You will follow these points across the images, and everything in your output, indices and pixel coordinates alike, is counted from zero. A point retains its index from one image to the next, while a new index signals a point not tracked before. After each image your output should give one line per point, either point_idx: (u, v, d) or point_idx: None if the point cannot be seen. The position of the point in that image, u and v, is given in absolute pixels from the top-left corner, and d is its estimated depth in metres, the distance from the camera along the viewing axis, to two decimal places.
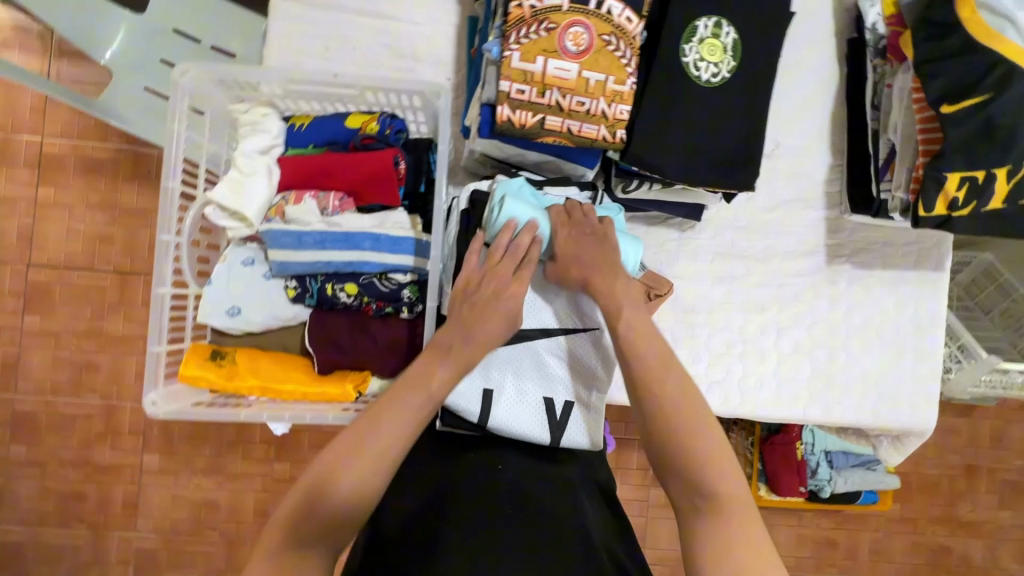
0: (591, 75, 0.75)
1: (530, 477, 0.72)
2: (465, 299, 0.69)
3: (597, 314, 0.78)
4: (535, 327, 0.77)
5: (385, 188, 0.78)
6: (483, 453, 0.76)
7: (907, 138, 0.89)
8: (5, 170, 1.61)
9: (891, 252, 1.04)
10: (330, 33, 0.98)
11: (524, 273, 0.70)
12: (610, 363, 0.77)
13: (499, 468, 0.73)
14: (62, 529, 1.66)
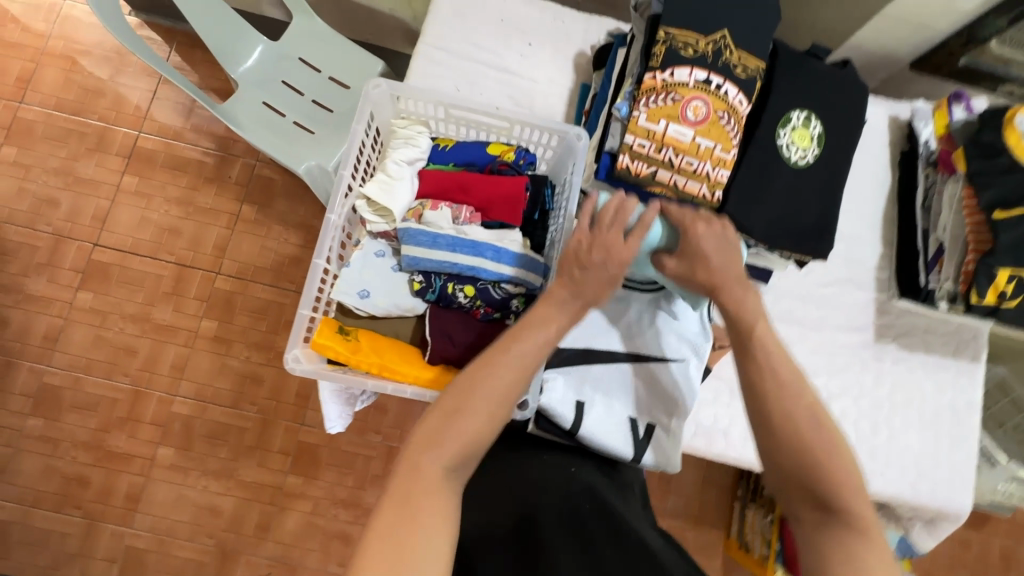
0: (703, 140, 0.89)
1: (603, 483, 0.74)
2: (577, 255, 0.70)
3: (682, 347, 0.87)
4: (626, 351, 0.87)
5: (510, 208, 0.88)
6: (557, 456, 0.79)
7: (956, 237, 1.02)
8: (99, 156, 1.73)
9: (932, 339, 1.14)
10: (463, 77, 1.13)
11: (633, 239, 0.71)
12: (691, 393, 0.85)
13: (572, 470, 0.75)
14: (53, 515, 1.58)
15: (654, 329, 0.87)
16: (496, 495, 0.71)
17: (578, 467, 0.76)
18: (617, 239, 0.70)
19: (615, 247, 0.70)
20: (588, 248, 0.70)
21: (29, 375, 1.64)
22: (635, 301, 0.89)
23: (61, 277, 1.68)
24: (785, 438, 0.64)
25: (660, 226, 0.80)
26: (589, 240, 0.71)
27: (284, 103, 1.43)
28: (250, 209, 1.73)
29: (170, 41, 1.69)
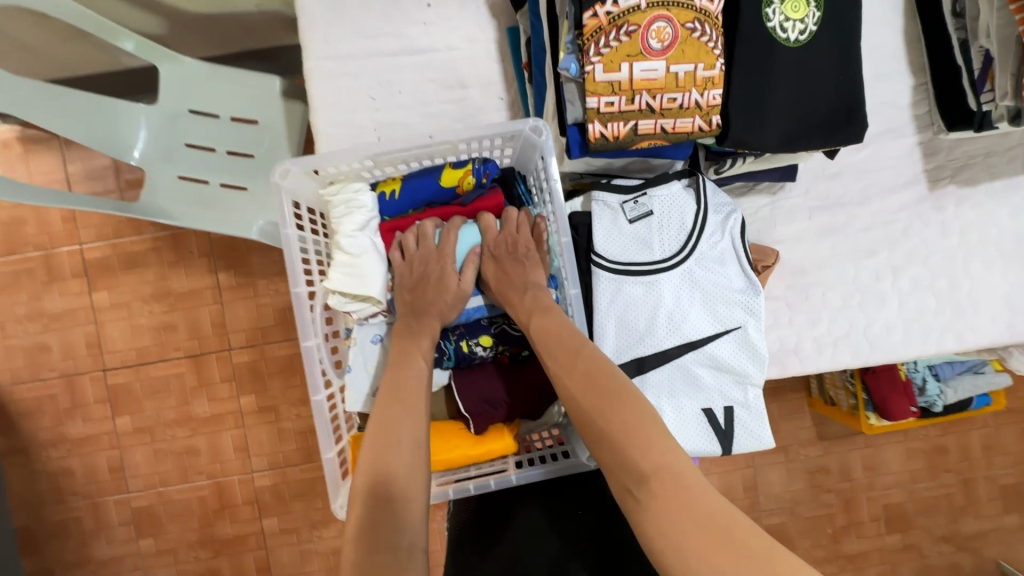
0: (678, 68, 0.71)
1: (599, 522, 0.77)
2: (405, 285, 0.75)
3: (734, 313, 0.78)
4: (679, 343, 0.77)
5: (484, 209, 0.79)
6: (569, 493, 0.82)
7: (1006, 43, 0.82)
8: (57, 285, 1.62)
9: (996, 162, 0.98)
10: (375, 82, 0.95)
11: (444, 247, 0.75)
12: (761, 359, 0.77)
13: (581, 515, 0.78)
14: None
15: (698, 305, 0.78)
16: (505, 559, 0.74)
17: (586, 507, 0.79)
18: (433, 254, 0.75)
19: (433, 262, 0.75)
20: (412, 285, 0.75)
21: (117, 506, 1.68)
22: (668, 283, 0.78)
23: (92, 413, 1.65)
24: (590, 436, 0.62)
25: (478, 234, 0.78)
26: (408, 266, 0.76)
27: (202, 169, 1.22)
28: (226, 276, 1.62)
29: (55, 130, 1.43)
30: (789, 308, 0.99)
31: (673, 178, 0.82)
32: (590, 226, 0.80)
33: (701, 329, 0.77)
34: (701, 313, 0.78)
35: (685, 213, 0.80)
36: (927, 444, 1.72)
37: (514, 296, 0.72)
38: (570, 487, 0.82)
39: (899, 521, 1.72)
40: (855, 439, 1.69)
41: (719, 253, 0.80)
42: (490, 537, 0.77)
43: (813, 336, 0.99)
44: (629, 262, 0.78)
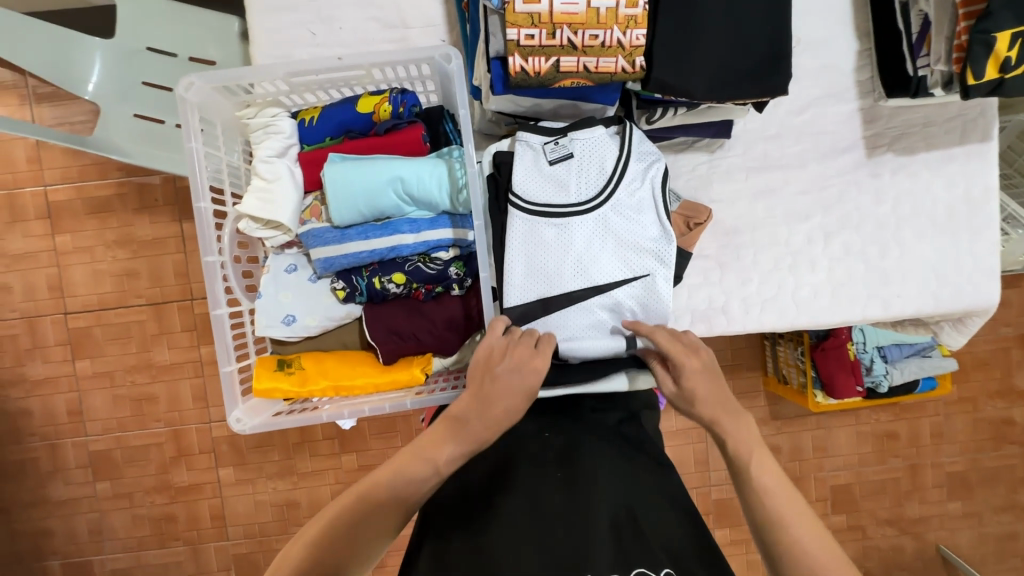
0: (600, 3, 0.71)
1: (576, 439, 0.75)
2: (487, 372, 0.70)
3: (645, 261, 0.81)
4: (587, 286, 0.80)
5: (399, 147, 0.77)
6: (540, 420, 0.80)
7: (941, 5, 0.81)
8: (21, 226, 1.61)
9: (934, 132, 0.99)
10: (314, 14, 0.93)
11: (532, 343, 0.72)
12: (663, 305, 0.82)
13: (546, 436, 0.76)
14: (160, 551, 1.73)
15: (610, 250, 0.80)
16: (487, 481, 0.71)
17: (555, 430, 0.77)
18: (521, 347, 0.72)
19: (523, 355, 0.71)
20: (496, 355, 0.71)
21: (74, 449, 1.68)
22: (581, 225, 0.79)
23: (52, 355, 1.65)
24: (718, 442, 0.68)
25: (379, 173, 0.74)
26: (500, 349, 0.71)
27: (158, 107, 1.19)
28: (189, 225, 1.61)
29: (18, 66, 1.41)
30: (720, 268, 1.00)
31: (598, 124, 0.83)
32: (511, 165, 0.81)
33: (609, 274, 0.80)
34: (609, 260, 0.80)
35: (606, 158, 0.81)
36: (875, 429, 1.66)
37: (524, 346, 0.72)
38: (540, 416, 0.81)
39: (845, 502, 1.67)
40: (806, 419, 1.63)
41: (636, 199, 0.81)
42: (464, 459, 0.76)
43: (742, 297, 1.00)
44: (543, 204, 0.79)
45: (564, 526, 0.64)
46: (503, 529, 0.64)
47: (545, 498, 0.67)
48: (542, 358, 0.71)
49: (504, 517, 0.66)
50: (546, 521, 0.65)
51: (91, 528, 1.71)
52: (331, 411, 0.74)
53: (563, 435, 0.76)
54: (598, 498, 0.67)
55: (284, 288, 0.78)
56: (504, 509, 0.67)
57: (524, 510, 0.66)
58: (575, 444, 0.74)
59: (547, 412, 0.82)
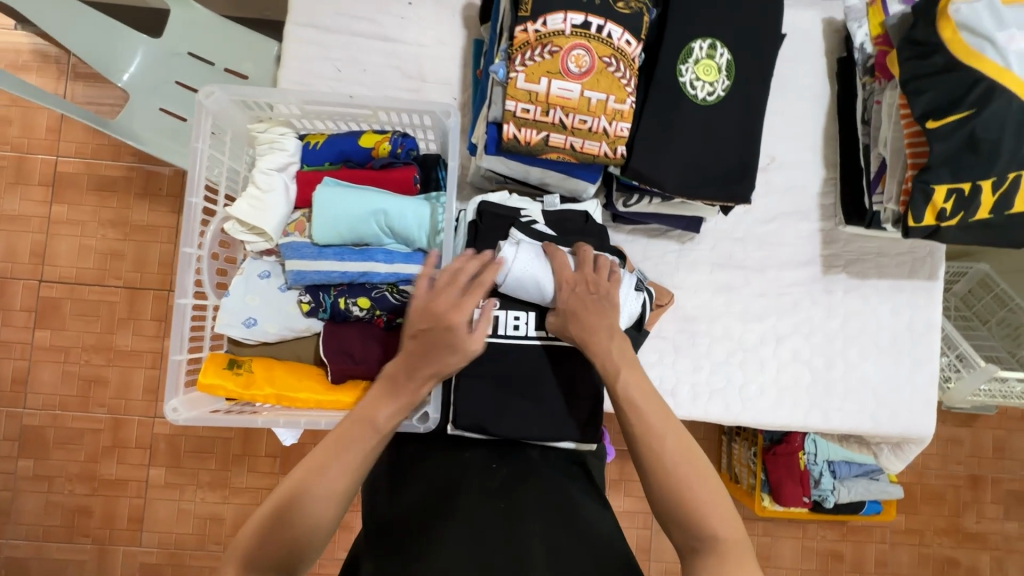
0: (593, 94, 0.79)
1: (520, 474, 0.78)
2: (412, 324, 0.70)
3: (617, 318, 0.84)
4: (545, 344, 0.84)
5: (386, 183, 0.83)
6: (488, 451, 0.83)
7: (896, 151, 0.92)
8: (21, 188, 1.64)
9: (884, 261, 1.07)
10: (344, 56, 1.03)
11: (466, 300, 0.70)
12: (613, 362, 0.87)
13: (493, 467, 0.79)
14: (66, 544, 1.63)
15: None
16: (431, 500, 0.73)
17: (502, 462, 0.80)
18: (451, 299, 0.70)
19: (448, 307, 0.70)
20: (421, 312, 0.70)
21: (8, 419, 1.63)
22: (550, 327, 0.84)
23: (15, 320, 1.63)
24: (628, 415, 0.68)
25: (355, 198, 0.79)
26: (429, 298, 0.71)
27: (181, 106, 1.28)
28: None
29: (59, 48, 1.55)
30: (674, 352, 1.04)
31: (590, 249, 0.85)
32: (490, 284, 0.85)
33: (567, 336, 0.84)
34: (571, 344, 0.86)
35: None
36: (820, 546, 1.62)
37: (446, 299, 0.70)
38: (490, 445, 0.84)
39: None
40: (753, 523, 1.60)
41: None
42: (408, 478, 0.79)
43: (691, 384, 1.04)
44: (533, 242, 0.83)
45: (495, 550, 0.65)
46: (437, 543, 0.66)
47: (479, 522, 0.69)
48: (464, 314, 0.69)
49: (438, 540, 0.66)
50: (477, 546, 0.65)
51: (1, 507, 1.62)
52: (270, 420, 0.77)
53: (509, 467, 0.79)
54: (531, 523, 0.69)
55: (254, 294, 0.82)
56: (440, 534, 0.67)
57: (456, 529, 0.67)
58: (516, 480, 0.76)
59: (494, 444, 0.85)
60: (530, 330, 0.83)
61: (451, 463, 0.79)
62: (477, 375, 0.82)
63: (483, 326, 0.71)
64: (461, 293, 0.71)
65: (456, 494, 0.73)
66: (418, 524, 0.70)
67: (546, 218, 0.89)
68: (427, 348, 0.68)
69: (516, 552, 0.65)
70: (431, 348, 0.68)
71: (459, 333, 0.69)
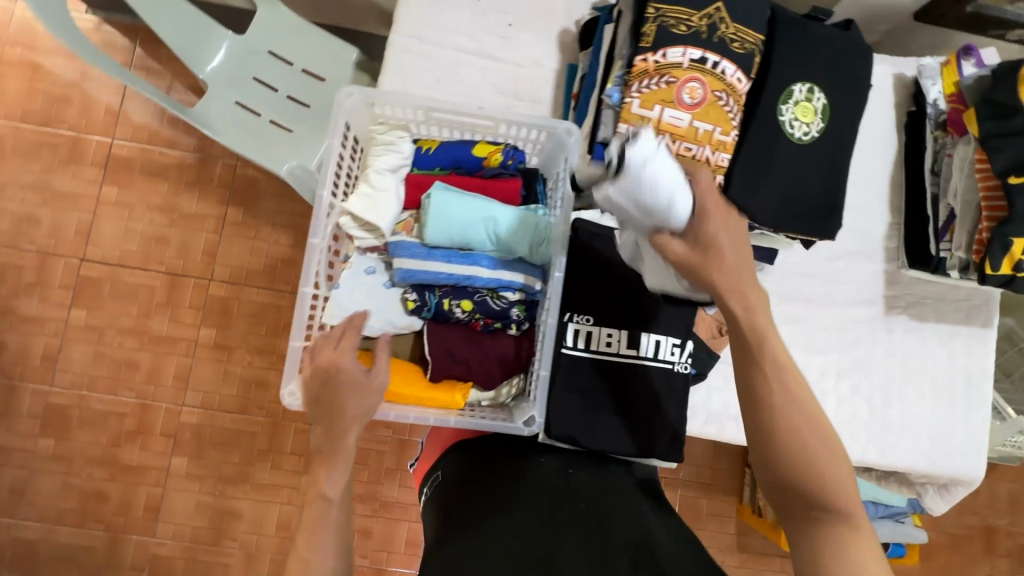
0: (701, 125, 0.84)
1: (595, 481, 0.78)
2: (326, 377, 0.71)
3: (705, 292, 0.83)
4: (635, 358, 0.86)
5: (496, 192, 0.86)
6: (563, 459, 0.83)
7: (966, 203, 0.98)
8: (73, 167, 1.64)
9: (943, 306, 1.11)
10: (443, 69, 1.07)
11: (343, 343, 0.74)
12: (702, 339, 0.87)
13: (569, 472, 0.80)
14: (78, 530, 1.58)
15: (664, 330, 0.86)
16: (508, 491, 0.74)
17: (578, 469, 0.81)
18: (327, 350, 0.73)
19: (326, 356, 0.72)
20: (327, 362, 0.72)
21: (33, 396, 1.60)
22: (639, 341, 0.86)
23: (52, 296, 1.61)
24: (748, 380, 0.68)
25: (468, 205, 0.82)
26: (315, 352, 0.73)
27: (257, 102, 1.35)
28: (235, 211, 1.64)
29: (130, 37, 1.60)
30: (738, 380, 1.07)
31: None
32: (586, 297, 0.87)
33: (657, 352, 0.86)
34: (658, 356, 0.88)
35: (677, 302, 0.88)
36: None
37: (326, 351, 0.74)
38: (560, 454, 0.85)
39: None
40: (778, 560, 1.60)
41: (690, 351, 0.88)
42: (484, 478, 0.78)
43: None
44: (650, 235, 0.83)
45: (573, 537, 0.66)
46: (515, 524, 0.67)
47: (556, 511, 0.70)
48: (344, 356, 0.73)
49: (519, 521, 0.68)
50: (555, 532, 0.66)
51: (15, 486, 1.58)
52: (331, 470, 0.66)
53: (586, 474, 0.80)
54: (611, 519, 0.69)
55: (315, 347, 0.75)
56: (518, 517, 0.69)
57: (537, 515, 0.69)
58: (595, 490, 0.76)
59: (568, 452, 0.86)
60: (622, 347, 0.86)
61: (528, 464, 0.81)
62: (566, 388, 0.85)
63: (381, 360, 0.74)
64: (330, 344, 0.74)
65: (531, 488, 0.75)
66: (499, 506, 0.71)
67: None
68: (350, 392, 0.71)
69: (604, 551, 0.63)
70: (352, 391, 0.71)
71: (356, 369, 0.72)
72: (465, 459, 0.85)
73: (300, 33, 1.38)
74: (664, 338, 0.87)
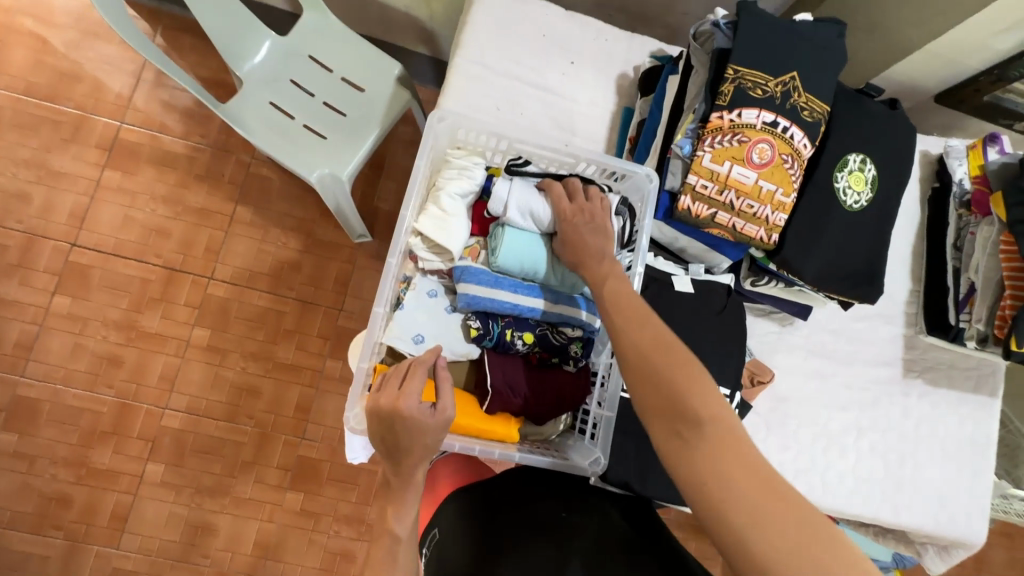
0: (765, 183, 0.87)
1: (594, 526, 0.74)
2: (391, 423, 0.67)
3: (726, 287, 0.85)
4: None
5: None
6: (561, 498, 0.80)
7: (987, 278, 1.03)
8: (76, 147, 1.54)
9: (955, 374, 1.17)
10: (505, 97, 1.08)
11: (409, 384, 0.69)
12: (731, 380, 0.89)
13: (566, 516, 0.75)
14: (30, 537, 1.42)
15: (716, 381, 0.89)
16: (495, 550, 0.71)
17: (573, 511, 0.76)
18: (392, 391, 0.68)
19: (390, 399, 0.67)
20: (390, 406, 0.67)
21: None
22: None
23: (34, 280, 1.48)
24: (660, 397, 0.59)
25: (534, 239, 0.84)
26: (379, 395, 0.68)
27: (295, 106, 1.32)
28: (246, 210, 1.58)
29: (156, 23, 1.56)
30: (765, 430, 1.09)
31: (731, 320, 0.92)
32: None
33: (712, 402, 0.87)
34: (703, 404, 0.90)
35: (732, 351, 0.90)
36: None
37: (389, 390, 0.69)
38: (558, 497, 0.80)
39: None
40: None
41: (737, 402, 0.89)
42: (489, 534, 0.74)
43: (778, 462, 1.08)
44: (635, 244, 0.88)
45: None
46: None
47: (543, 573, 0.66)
48: (409, 395, 0.67)
49: None
50: None
51: None
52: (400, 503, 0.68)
53: (582, 517, 0.75)
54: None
55: (381, 381, 0.71)
56: None
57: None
58: (592, 540, 0.71)
59: (567, 489, 0.82)
60: None
61: (522, 509, 0.77)
62: (621, 429, 0.87)
63: (447, 395, 0.70)
64: (395, 383, 0.70)
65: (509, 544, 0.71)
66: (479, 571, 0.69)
67: (693, 283, 0.94)
68: (415, 431, 0.67)
69: None
70: (418, 431, 0.67)
71: (425, 411, 0.67)
72: (462, 501, 0.82)
73: (345, 42, 1.37)
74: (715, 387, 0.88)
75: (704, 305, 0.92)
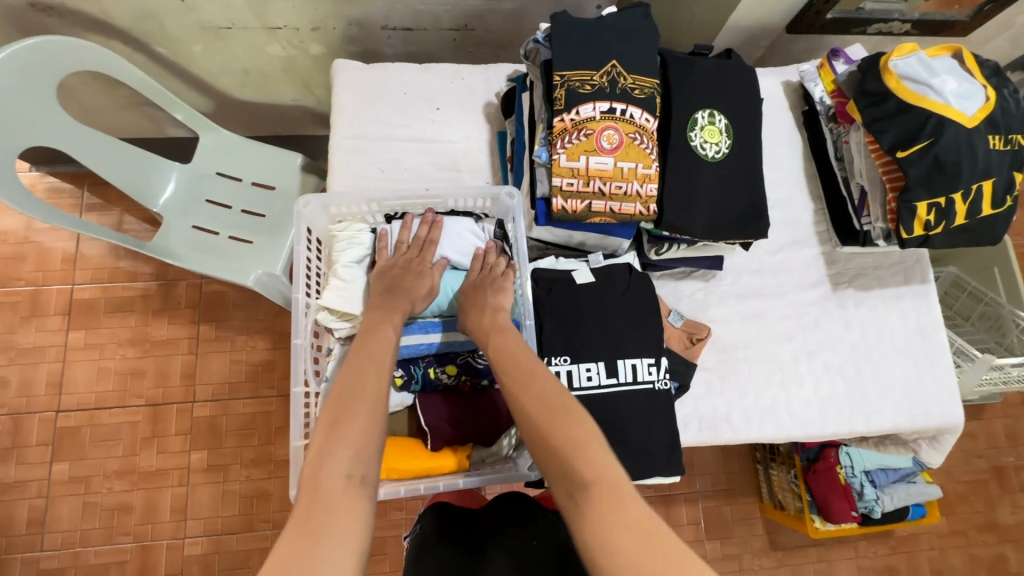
0: (625, 164, 0.93)
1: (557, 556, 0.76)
2: (407, 270, 0.92)
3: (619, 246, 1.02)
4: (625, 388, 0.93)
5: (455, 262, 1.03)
6: (534, 529, 0.82)
7: (873, 180, 1.09)
8: (36, 320, 1.60)
9: (882, 274, 1.21)
10: (386, 158, 1.16)
11: (427, 249, 0.95)
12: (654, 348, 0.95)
13: (532, 545, 0.78)
14: None
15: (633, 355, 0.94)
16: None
17: (542, 541, 0.79)
18: (410, 256, 0.95)
19: (409, 260, 0.94)
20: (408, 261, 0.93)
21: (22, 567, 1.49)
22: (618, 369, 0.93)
23: (30, 456, 1.53)
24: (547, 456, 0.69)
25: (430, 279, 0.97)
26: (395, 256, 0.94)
27: (216, 221, 1.34)
28: (208, 327, 1.63)
29: (79, 184, 1.65)
30: (721, 381, 1.13)
31: (633, 293, 0.98)
32: (562, 335, 0.95)
33: (642, 372, 0.94)
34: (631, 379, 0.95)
35: (646, 321, 0.97)
36: (875, 563, 1.62)
37: (412, 251, 0.95)
38: (530, 524, 0.83)
39: None
40: (807, 550, 1.60)
41: (666, 366, 0.95)
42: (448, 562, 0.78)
43: (742, 408, 1.11)
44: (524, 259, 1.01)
45: None
46: None
47: None
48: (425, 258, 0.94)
49: None
50: None
51: None
52: (374, 336, 0.81)
53: (549, 546, 0.78)
54: None
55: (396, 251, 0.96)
56: None
57: None
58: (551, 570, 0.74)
59: (542, 522, 0.84)
60: (603, 378, 0.93)
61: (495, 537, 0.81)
62: None
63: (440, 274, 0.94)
64: (415, 248, 0.95)
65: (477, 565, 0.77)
66: None
67: (594, 272, 1.00)
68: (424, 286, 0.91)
69: None
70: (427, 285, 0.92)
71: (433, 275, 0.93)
72: (439, 522, 0.87)
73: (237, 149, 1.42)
74: (639, 360, 0.94)
75: (609, 289, 0.98)
